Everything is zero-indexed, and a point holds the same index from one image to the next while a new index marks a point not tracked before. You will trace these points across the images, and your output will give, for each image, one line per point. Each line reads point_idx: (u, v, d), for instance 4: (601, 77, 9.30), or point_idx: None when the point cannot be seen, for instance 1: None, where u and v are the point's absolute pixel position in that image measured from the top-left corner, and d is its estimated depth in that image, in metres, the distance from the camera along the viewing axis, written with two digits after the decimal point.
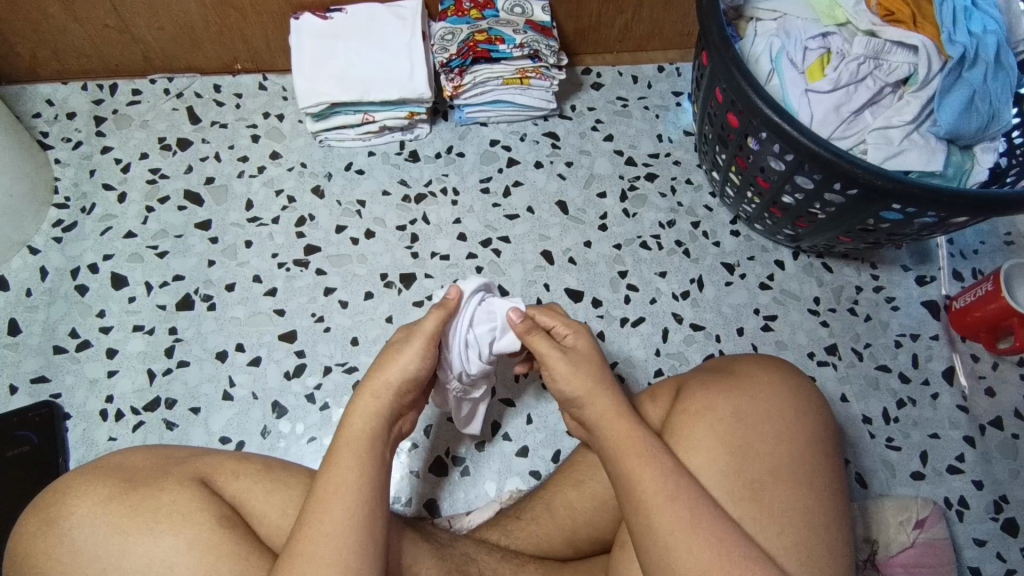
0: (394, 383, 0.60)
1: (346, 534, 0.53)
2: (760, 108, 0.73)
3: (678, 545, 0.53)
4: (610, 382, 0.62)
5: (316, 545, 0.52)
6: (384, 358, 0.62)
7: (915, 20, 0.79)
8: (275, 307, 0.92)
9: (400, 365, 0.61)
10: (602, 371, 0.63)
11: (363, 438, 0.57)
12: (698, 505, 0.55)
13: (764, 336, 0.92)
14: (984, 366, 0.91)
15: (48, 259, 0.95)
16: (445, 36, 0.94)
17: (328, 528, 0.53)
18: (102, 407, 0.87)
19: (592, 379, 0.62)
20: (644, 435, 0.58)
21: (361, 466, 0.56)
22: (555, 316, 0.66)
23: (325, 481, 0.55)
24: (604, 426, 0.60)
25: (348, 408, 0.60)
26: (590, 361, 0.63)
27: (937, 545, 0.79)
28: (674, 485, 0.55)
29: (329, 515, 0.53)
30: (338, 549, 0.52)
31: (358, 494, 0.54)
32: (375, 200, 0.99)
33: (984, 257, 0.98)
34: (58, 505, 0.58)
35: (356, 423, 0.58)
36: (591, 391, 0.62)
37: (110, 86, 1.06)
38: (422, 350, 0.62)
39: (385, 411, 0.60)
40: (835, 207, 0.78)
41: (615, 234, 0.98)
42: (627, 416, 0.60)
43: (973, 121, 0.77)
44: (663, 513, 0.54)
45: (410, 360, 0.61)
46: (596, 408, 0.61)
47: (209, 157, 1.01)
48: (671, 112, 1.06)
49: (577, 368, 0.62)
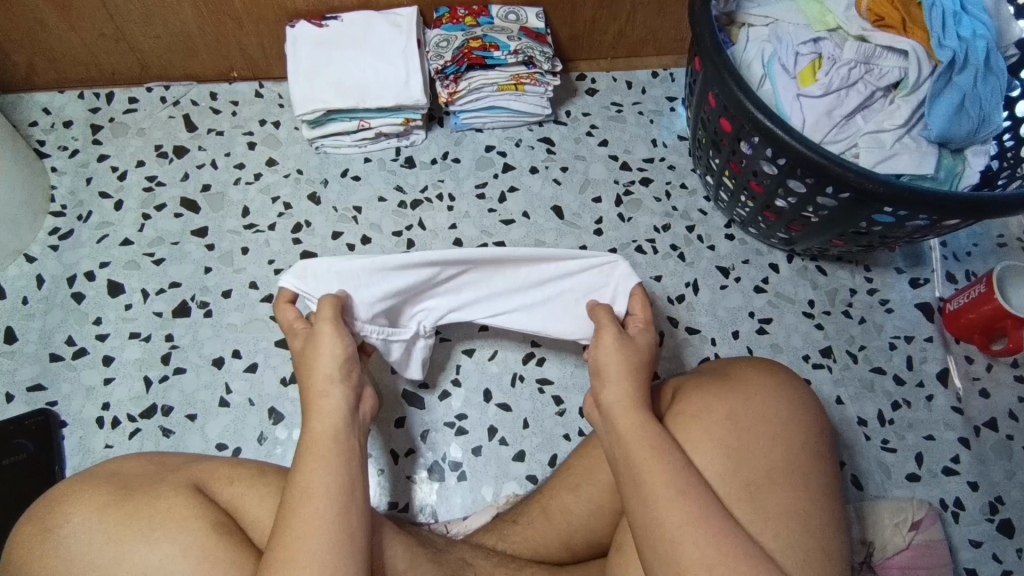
0: (334, 372, 0.63)
1: (322, 533, 0.53)
2: (752, 113, 0.73)
3: (685, 539, 0.53)
4: (638, 372, 0.65)
5: (291, 552, 0.52)
6: (310, 358, 0.65)
7: (904, 25, 0.81)
8: (272, 314, 0.92)
9: (327, 354, 0.64)
10: (637, 366, 0.66)
11: (329, 439, 0.59)
12: (705, 500, 0.55)
13: (759, 339, 0.92)
14: (978, 368, 0.91)
15: (45, 267, 0.95)
16: (440, 44, 0.96)
17: (304, 531, 0.53)
18: (100, 415, 0.87)
19: (623, 366, 0.65)
20: (654, 429, 0.59)
21: (327, 468, 0.56)
22: (644, 304, 0.75)
23: (294, 488, 0.55)
24: (616, 415, 0.62)
25: (310, 412, 0.61)
26: (634, 348, 0.68)
27: (934, 546, 0.79)
28: (683, 479, 0.56)
29: (301, 518, 0.53)
30: (315, 550, 0.52)
31: (327, 495, 0.55)
32: (372, 206, 0.99)
33: (977, 258, 0.98)
34: (53, 514, 0.59)
35: (318, 426, 0.60)
36: (621, 373, 0.64)
37: (107, 94, 1.07)
38: (336, 329, 0.66)
39: (342, 402, 0.62)
40: (828, 211, 0.79)
41: (611, 238, 0.98)
42: (635, 408, 0.61)
43: (964, 125, 0.78)
44: (670, 507, 0.54)
45: (333, 344, 0.65)
46: (614, 395, 0.63)
47: (206, 164, 1.02)
48: (666, 117, 1.07)
49: (621, 343, 0.67)
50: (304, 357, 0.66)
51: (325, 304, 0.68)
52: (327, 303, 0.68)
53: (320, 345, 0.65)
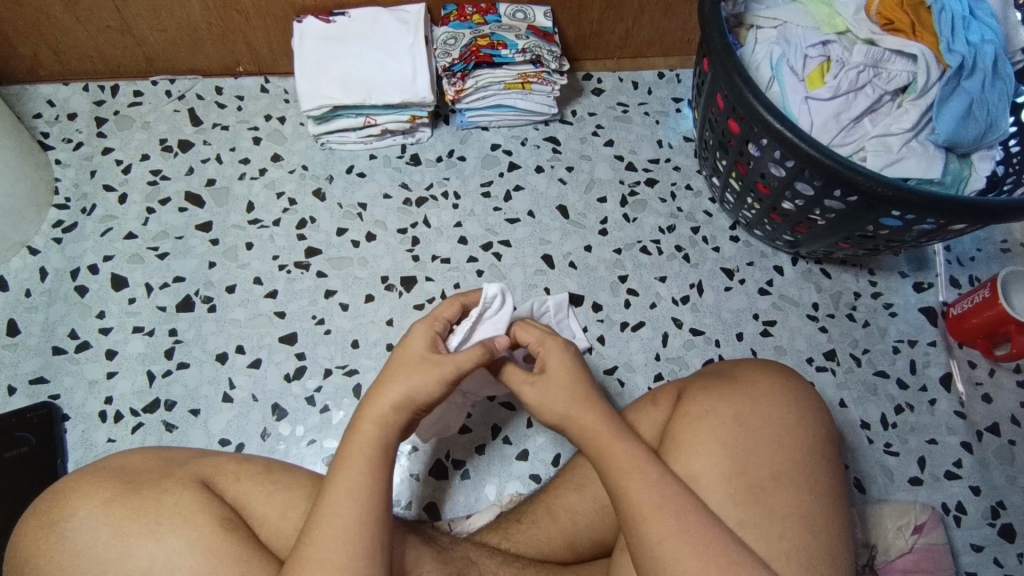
0: (405, 400, 0.59)
1: (353, 537, 0.53)
2: (761, 114, 0.73)
3: (668, 554, 0.54)
4: (589, 401, 0.61)
5: (326, 550, 0.52)
6: (393, 374, 0.61)
7: (913, 29, 0.80)
8: (275, 310, 0.92)
9: (416, 385, 0.60)
10: (582, 396, 0.61)
11: (373, 443, 0.58)
12: (686, 514, 0.55)
13: (764, 341, 0.92)
14: (981, 373, 0.91)
15: (47, 260, 0.95)
16: (449, 41, 0.96)
17: (340, 532, 0.53)
18: (102, 408, 0.86)
19: (567, 407, 0.61)
20: (631, 448, 0.58)
21: (372, 473, 0.56)
22: (530, 331, 0.67)
23: (334, 486, 0.55)
24: (587, 448, 0.60)
25: (361, 412, 0.59)
26: (560, 378, 0.63)
27: (936, 550, 0.79)
28: (661, 496, 0.56)
29: (339, 520, 0.53)
30: (346, 554, 0.52)
31: (369, 500, 0.55)
32: (376, 203, 0.99)
33: (981, 264, 0.99)
34: (59, 507, 0.58)
35: (366, 431, 0.58)
36: (567, 417, 0.61)
37: (111, 87, 1.06)
38: (442, 378, 0.60)
39: (398, 427, 0.59)
40: (835, 213, 0.79)
41: (616, 238, 0.98)
42: (606, 437, 0.59)
43: (972, 129, 0.78)
44: (651, 523, 0.55)
45: (421, 387, 0.60)
46: (576, 428, 0.61)
47: (210, 158, 1.01)
48: (671, 119, 1.07)
49: (546, 394, 0.62)
50: (400, 365, 0.61)
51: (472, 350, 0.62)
52: (474, 352, 0.62)
53: (415, 377, 0.60)
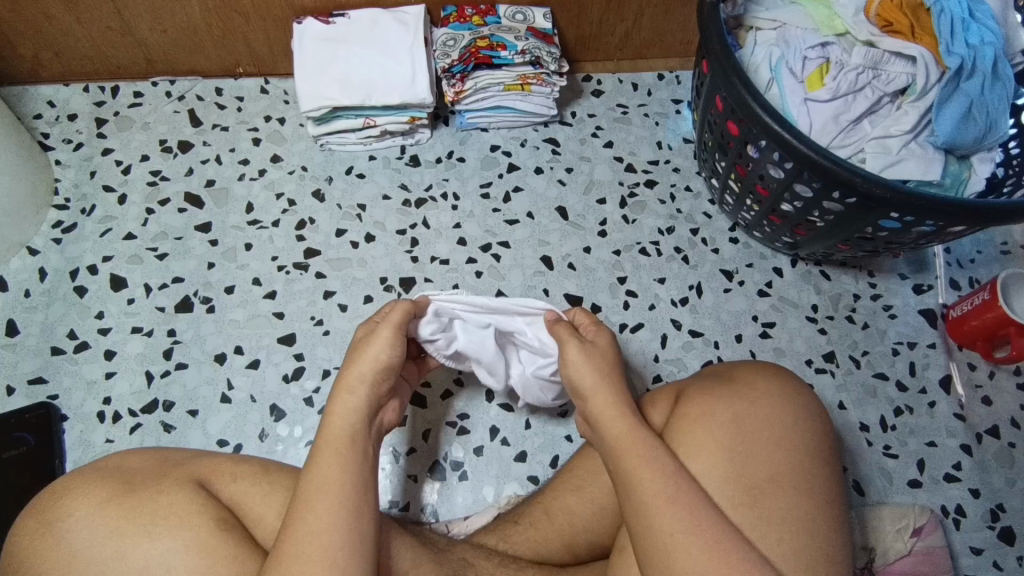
0: (367, 374, 0.63)
1: (326, 532, 0.52)
2: (760, 116, 0.73)
3: (678, 547, 0.53)
4: (613, 379, 0.64)
5: (302, 543, 0.52)
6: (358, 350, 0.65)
7: (913, 31, 0.80)
8: (274, 310, 0.92)
9: (370, 356, 0.64)
10: (608, 373, 0.65)
11: (342, 434, 0.58)
12: (697, 506, 0.55)
13: (763, 343, 0.92)
14: (981, 375, 0.91)
15: (47, 260, 0.95)
16: (447, 42, 0.96)
17: (317, 526, 0.52)
18: (101, 409, 0.86)
19: (596, 378, 0.64)
20: (644, 435, 0.59)
21: (343, 465, 0.56)
22: (586, 314, 0.73)
23: (309, 480, 0.55)
24: (604, 427, 0.61)
25: (328, 408, 0.61)
26: (602, 355, 0.67)
27: (935, 553, 0.79)
28: (674, 486, 0.56)
29: (314, 513, 0.53)
30: (324, 549, 0.51)
31: (342, 489, 0.55)
32: (376, 204, 0.99)
33: (981, 266, 0.99)
34: (54, 507, 0.58)
35: (336, 422, 0.59)
36: (597, 385, 0.64)
37: (112, 88, 1.06)
38: (394, 337, 0.65)
39: (361, 404, 0.61)
40: (834, 215, 0.78)
41: (615, 240, 0.98)
42: (627, 416, 0.61)
43: (971, 131, 0.78)
44: (663, 514, 0.54)
45: (379, 349, 0.64)
46: (599, 404, 0.63)
47: (210, 159, 1.02)
48: (671, 120, 1.07)
49: (587, 358, 0.66)
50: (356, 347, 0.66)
51: (557, 327, 0.71)
52: (401, 304, 0.68)
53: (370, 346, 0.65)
